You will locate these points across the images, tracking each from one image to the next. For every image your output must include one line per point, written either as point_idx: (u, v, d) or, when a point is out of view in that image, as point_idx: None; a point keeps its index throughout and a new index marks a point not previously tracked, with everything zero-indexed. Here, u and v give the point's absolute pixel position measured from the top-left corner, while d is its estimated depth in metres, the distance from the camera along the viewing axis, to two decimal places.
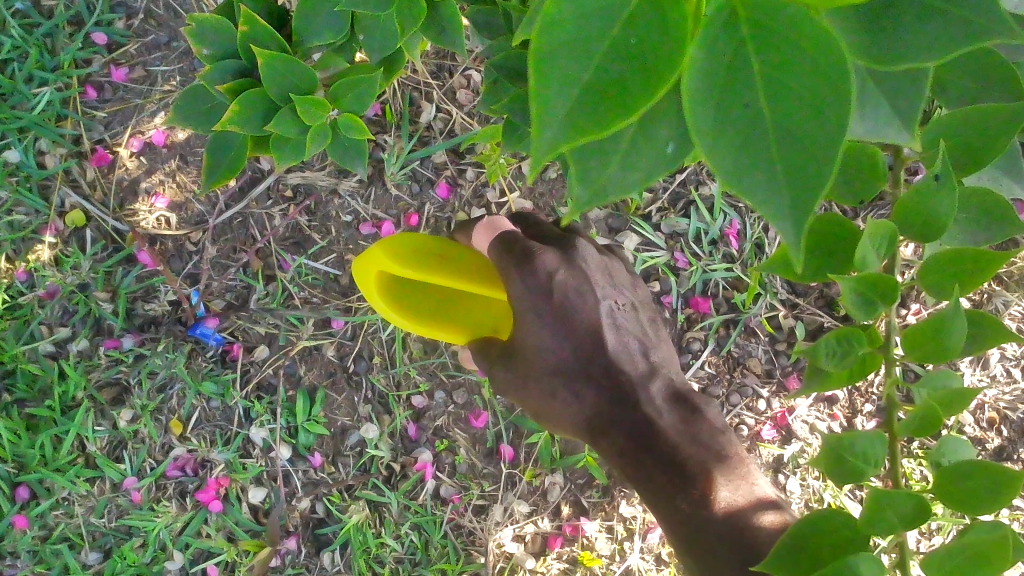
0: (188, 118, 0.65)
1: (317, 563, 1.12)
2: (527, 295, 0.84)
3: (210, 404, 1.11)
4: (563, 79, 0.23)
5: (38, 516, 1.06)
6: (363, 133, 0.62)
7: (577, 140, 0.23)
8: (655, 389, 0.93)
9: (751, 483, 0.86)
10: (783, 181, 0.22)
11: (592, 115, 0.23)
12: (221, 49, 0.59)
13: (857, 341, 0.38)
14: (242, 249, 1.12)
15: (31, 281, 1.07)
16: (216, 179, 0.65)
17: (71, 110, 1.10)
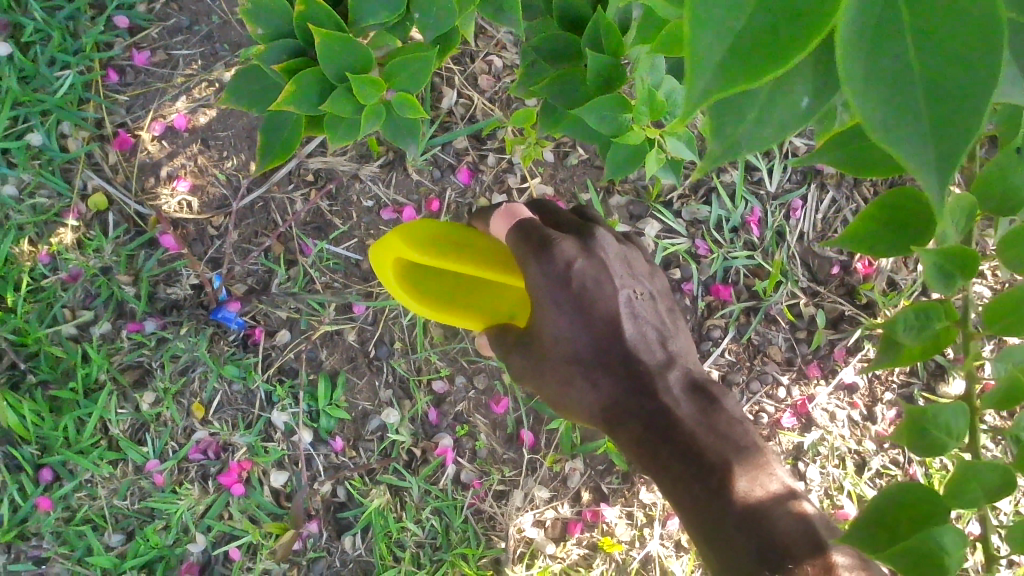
0: (240, 98, 0.64)
1: (338, 546, 1.12)
2: (545, 280, 0.79)
3: (232, 388, 1.11)
4: (711, 23, 0.20)
5: (61, 498, 1.06)
6: (417, 113, 0.61)
7: (732, 88, 0.20)
8: (672, 378, 0.89)
9: (770, 474, 0.81)
10: (930, 130, 0.19)
11: (738, 64, 0.20)
12: (276, 30, 0.58)
13: (935, 314, 0.38)
14: (264, 233, 1.12)
15: (54, 264, 1.08)
16: (269, 160, 0.64)
17: (94, 94, 1.10)
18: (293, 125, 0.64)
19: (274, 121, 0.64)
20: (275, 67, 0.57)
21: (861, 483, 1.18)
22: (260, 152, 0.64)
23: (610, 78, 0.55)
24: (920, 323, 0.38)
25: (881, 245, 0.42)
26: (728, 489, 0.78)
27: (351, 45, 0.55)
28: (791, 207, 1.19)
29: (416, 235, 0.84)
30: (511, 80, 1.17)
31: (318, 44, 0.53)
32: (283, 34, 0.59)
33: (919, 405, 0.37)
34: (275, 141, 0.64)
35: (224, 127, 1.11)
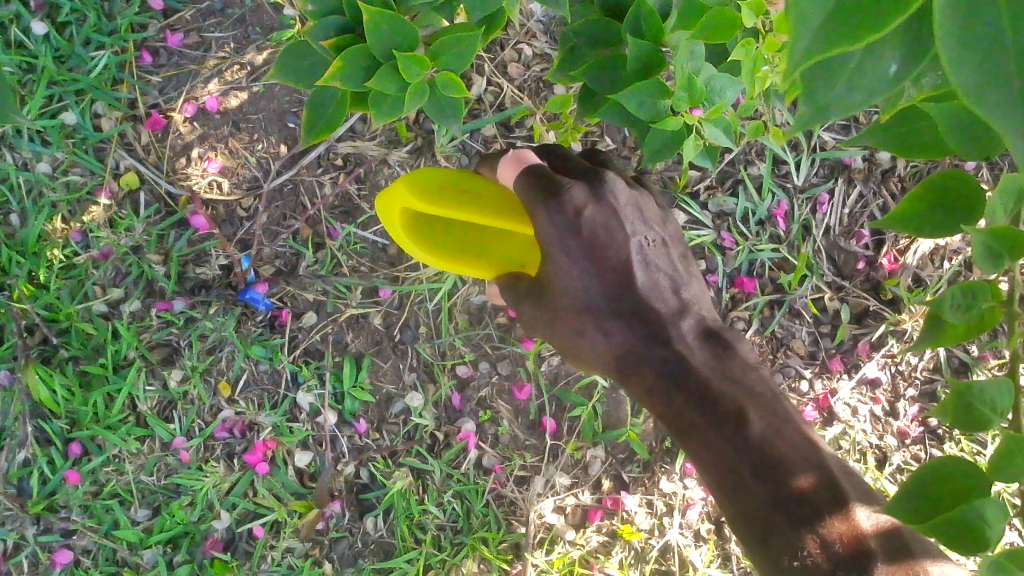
0: (287, 73, 0.63)
1: (360, 527, 1.13)
2: (554, 228, 0.81)
3: (258, 367, 1.12)
4: None
5: (89, 473, 1.08)
6: (462, 92, 0.59)
7: (833, 49, 0.21)
8: (685, 326, 0.88)
9: (786, 418, 0.81)
10: (1021, 90, 0.19)
11: (845, 25, 0.21)
12: (325, 5, 0.57)
13: (981, 294, 0.38)
14: (292, 216, 1.13)
15: (86, 243, 1.09)
16: (314, 135, 0.63)
17: (127, 74, 1.11)
18: (340, 100, 0.62)
19: (321, 95, 0.63)
20: (323, 42, 0.56)
21: (883, 478, 1.17)
22: (306, 127, 0.63)
23: (649, 63, 0.55)
24: (965, 302, 0.38)
25: (929, 225, 0.43)
26: (741, 434, 0.79)
27: (400, 23, 0.54)
28: (817, 201, 1.19)
29: (421, 183, 0.86)
30: (541, 68, 1.17)
31: (368, 21, 0.52)
32: (332, 9, 0.57)
33: (964, 380, 0.37)
34: (322, 116, 0.63)
35: (256, 110, 1.12)
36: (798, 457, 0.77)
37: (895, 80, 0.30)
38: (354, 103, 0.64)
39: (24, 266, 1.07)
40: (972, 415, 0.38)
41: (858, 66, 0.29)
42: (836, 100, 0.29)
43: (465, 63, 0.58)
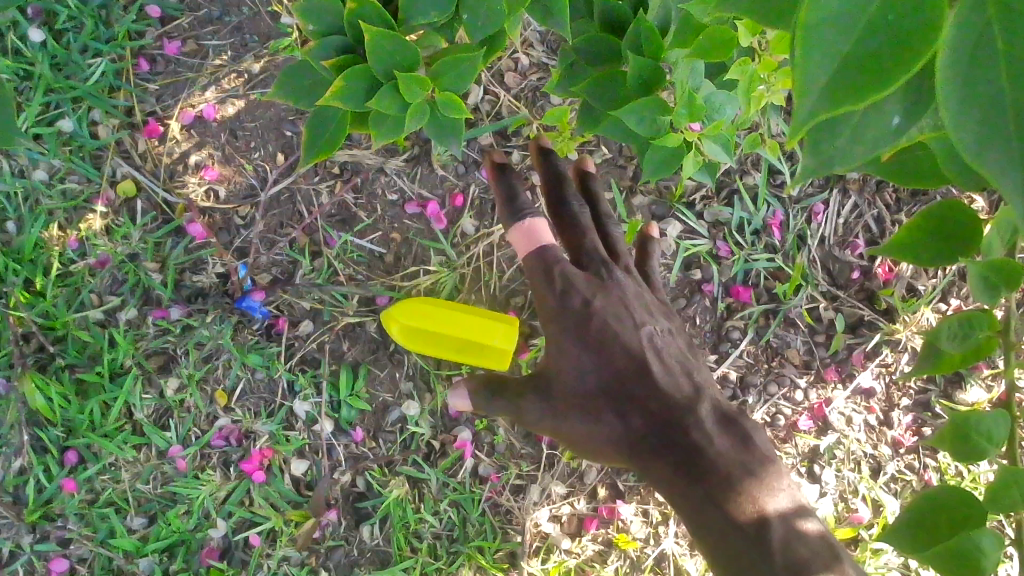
0: (288, 92, 0.62)
1: (356, 535, 1.13)
2: (563, 315, 0.96)
3: (255, 376, 1.12)
4: (827, 43, 0.22)
5: (85, 481, 1.08)
6: (462, 109, 0.59)
7: (840, 107, 0.22)
8: (702, 411, 0.95)
9: (774, 490, 0.93)
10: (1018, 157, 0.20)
11: (858, 83, 0.22)
12: (327, 26, 0.56)
13: (978, 326, 0.42)
14: (289, 224, 1.14)
15: (82, 250, 1.09)
16: (314, 154, 0.63)
17: (124, 82, 1.11)
18: (340, 120, 0.62)
19: (320, 115, 0.63)
20: (323, 63, 0.56)
21: (876, 487, 1.19)
22: (306, 146, 0.63)
23: (646, 79, 0.55)
24: (962, 332, 0.42)
25: (931, 252, 0.45)
26: (732, 500, 0.90)
27: (402, 44, 0.53)
28: (812, 211, 1.20)
29: (425, 309, 1.07)
30: (537, 78, 1.18)
31: (368, 43, 0.52)
32: (333, 29, 0.57)
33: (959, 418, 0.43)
34: (322, 135, 0.63)
35: (253, 118, 1.13)
36: (820, 563, 0.87)
37: (900, 132, 0.31)
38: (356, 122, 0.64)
39: (20, 273, 1.06)
40: (970, 446, 0.43)
41: (864, 118, 0.30)
42: (843, 150, 0.30)
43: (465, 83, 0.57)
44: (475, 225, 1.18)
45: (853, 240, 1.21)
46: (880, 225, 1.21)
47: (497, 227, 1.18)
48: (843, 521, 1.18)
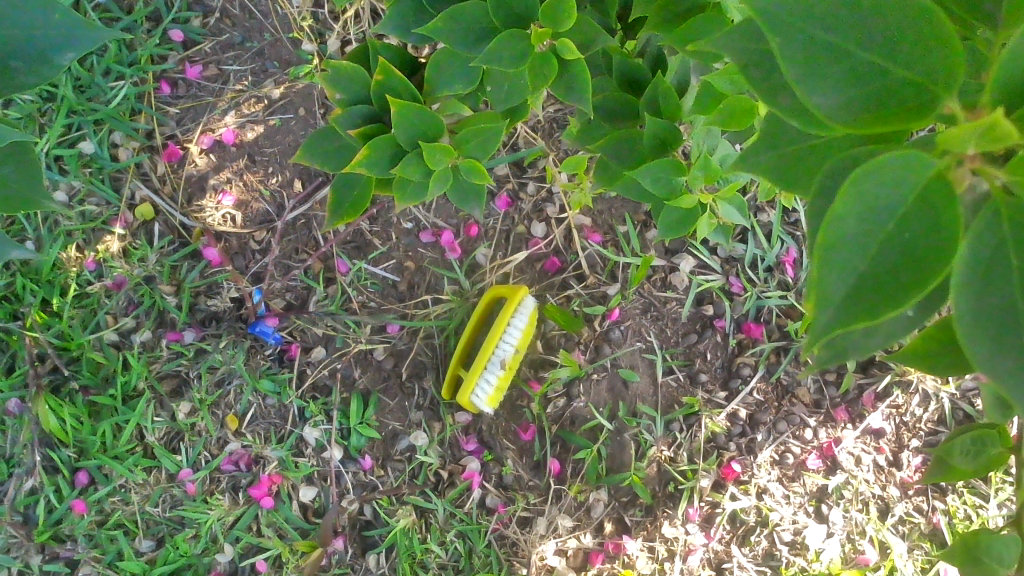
0: (315, 155, 0.62)
1: (362, 564, 1.13)
2: None
3: (266, 402, 1.13)
4: (845, 270, 0.29)
5: (95, 502, 1.08)
6: (486, 180, 0.56)
7: (853, 319, 0.29)
8: None
9: None
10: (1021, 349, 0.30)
11: (867, 306, 0.29)
12: (354, 94, 0.57)
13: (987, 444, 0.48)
14: (305, 251, 1.15)
15: (99, 272, 1.10)
16: (338, 217, 0.62)
17: (145, 105, 1.13)
18: (366, 184, 0.62)
19: (348, 177, 0.62)
20: (350, 131, 0.56)
21: (885, 529, 1.16)
22: (331, 210, 0.62)
23: (666, 140, 0.56)
24: (975, 448, 0.49)
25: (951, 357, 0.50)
26: None
27: (428, 112, 0.53)
28: None
29: None
30: (555, 108, 1.17)
31: (394, 114, 0.52)
32: (361, 98, 0.58)
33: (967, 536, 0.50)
34: (347, 198, 0.62)
35: (271, 144, 1.14)
36: None
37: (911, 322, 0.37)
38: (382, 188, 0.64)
39: (38, 293, 1.08)
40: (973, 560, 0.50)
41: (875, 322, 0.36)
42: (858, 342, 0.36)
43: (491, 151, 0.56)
44: (489, 255, 1.18)
45: None
46: None
47: (510, 257, 1.18)
48: (849, 562, 1.16)
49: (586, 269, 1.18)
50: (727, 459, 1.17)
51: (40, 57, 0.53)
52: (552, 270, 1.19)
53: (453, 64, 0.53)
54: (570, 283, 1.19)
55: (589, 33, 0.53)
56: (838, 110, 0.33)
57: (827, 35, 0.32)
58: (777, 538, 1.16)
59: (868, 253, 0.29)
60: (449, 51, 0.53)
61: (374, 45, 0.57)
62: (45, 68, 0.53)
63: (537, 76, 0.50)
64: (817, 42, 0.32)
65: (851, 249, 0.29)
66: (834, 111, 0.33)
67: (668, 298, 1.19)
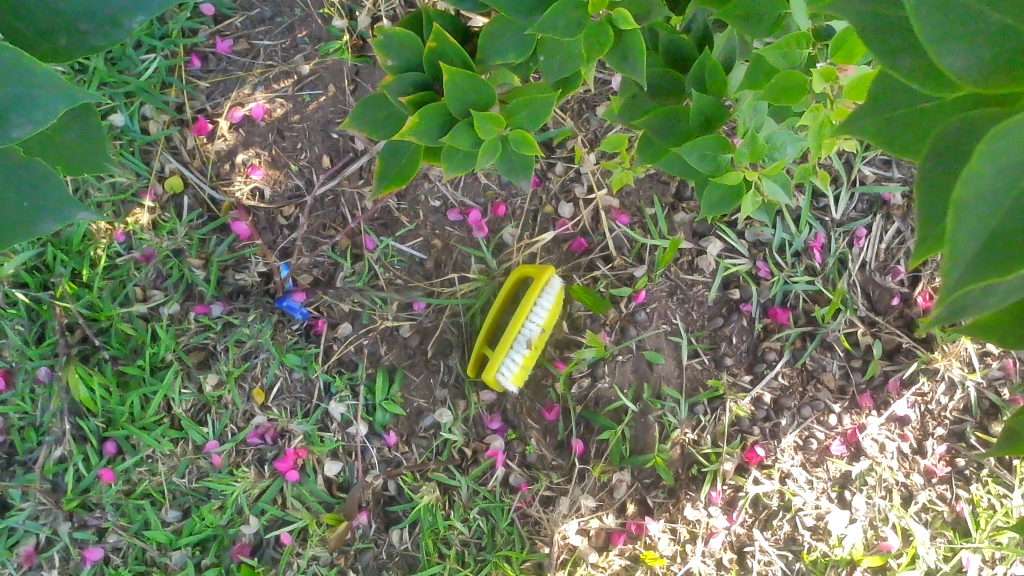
0: (363, 122, 0.62)
1: (386, 539, 1.14)
2: None
3: (292, 376, 1.13)
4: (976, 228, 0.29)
5: (123, 472, 1.09)
6: (535, 151, 0.56)
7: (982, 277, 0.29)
8: None
9: None
10: None
11: (999, 260, 0.29)
12: (406, 62, 0.57)
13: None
14: (333, 227, 1.15)
15: (129, 244, 1.11)
16: (385, 185, 0.63)
17: (176, 78, 1.13)
18: (413, 153, 0.62)
19: (396, 146, 0.62)
20: (401, 98, 0.56)
21: (908, 516, 1.16)
22: (378, 177, 0.62)
23: (710, 117, 0.56)
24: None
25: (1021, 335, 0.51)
26: None
27: (480, 81, 0.53)
28: (854, 235, 1.19)
29: None
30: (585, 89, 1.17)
31: (447, 81, 0.52)
32: (412, 65, 0.58)
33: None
34: (394, 166, 0.63)
35: (300, 119, 1.14)
36: None
37: None
38: (430, 157, 0.64)
39: (68, 264, 1.08)
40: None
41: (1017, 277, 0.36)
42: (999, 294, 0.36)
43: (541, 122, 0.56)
44: (516, 236, 1.18)
45: (894, 265, 1.20)
46: None
47: (537, 238, 1.18)
48: (871, 549, 1.16)
49: (613, 251, 1.18)
50: (751, 443, 1.18)
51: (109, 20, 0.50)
52: (578, 250, 1.19)
53: (508, 33, 0.53)
54: (596, 264, 1.19)
55: (645, 3, 0.52)
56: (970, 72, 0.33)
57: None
58: (800, 523, 1.17)
59: (1002, 213, 0.29)
60: (504, 20, 0.53)
61: (429, 13, 0.57)
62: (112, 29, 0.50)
63: (592, 46, 0.50)
64: (952, 4, 0.32)
65: (983, 207, 0.29)
66: (966, 70, 0.33)
67: (695, 282, 1.19)
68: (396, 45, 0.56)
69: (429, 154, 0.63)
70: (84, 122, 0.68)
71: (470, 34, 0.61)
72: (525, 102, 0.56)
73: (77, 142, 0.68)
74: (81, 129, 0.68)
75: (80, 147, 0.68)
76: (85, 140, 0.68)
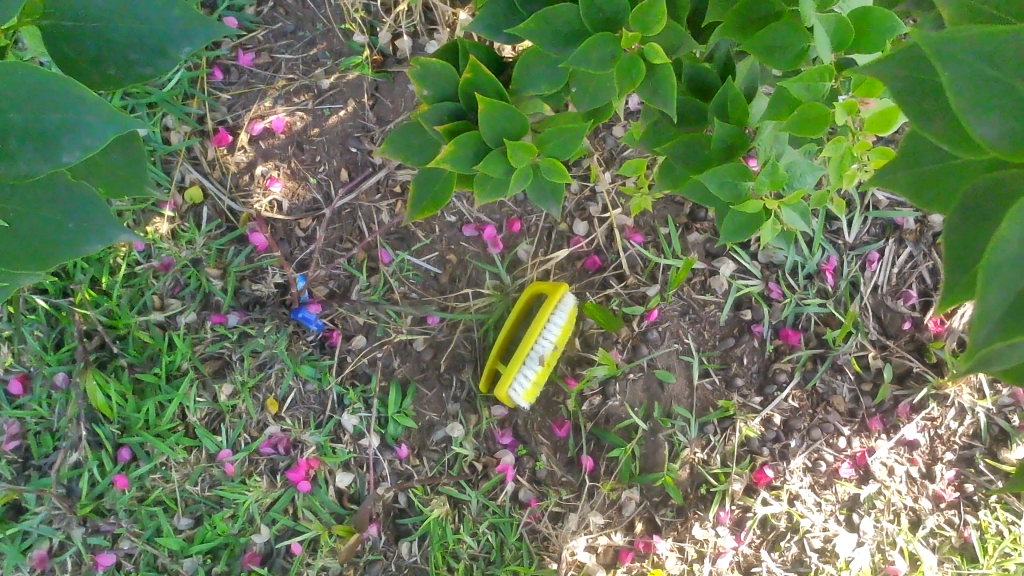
0: (399, 149, 0.63)
1: (395, 551, 1.15)
2: None
3: (306, 386, 1.14)
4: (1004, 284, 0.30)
5: (137, 478, 1.10)
6: (565, 180, 0.57)
7: (1012, 335, 0.31)
8: None
9: None
10: None
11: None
12: (441, 91, 0.59)
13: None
14: (349, 240, 1.17)
15: (148, 253, 1.12)
16: (419, 211, 0.64)
17: (198, 90, 1.15)
18: (446, 180, 0.63)
19: (429, 172, 0.64)
20: (436, 127, 0.58)
21: (915, 540, 1.17)
22: (412, 202, 0.64)
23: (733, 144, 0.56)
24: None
25: None
26: None
27: (513, 111, 0.54)
28: (867, 259, 1.20)
29: None
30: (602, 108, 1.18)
31: (480, 111, 0.53)
32: (448, 95, 0.59)
33: None
34: (429, 192, 0.64)
35: (319, 132, 1.15)
36: None
37: None
38: (462, 183, 0.65)
39: (87, 271, 1.09)
40: None
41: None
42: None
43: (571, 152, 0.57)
44: (531, 252, 1.19)
45: (906, 290, 1.21)
46: (935, 278, 1.21)
47: (552, 255, 1.18)
48: (878, 572, 1.16)
49: (626, 269, 1.19)
50: (760, 464, 1.18)
51: (157, 49, 0.56)
52: (592, 269, 1.20)
53: (541, 65, 0.55)
54: (609, 283, 1.20)
55: (675, 38, 0.53)
56: (1005, 139, 0.36)
57: (992, 71, 0.34)
58: (807, 545, 1.17)
59: None
60: (538, 52, 0.55)
61: (465, 43, 0.58)
62: (160, 60, 0.57)
63: (624, 80, 0.51)
64: (986, 78, 0.34)
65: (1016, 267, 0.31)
66: (997, 139, 0.35)
67: (707, 301, 1.19)
68: (432, 75, 0.57)
69: (462, 180, 0.64)
70: (125, 146, 0.73)
71: (505, 64, 0.62)
72: (556, 131, 0.57)
73: (119, 164, 0.73)
74: (123, 153, 0.72)
75: (122, 168, 0.73)
76: (126, 163, 0.73)
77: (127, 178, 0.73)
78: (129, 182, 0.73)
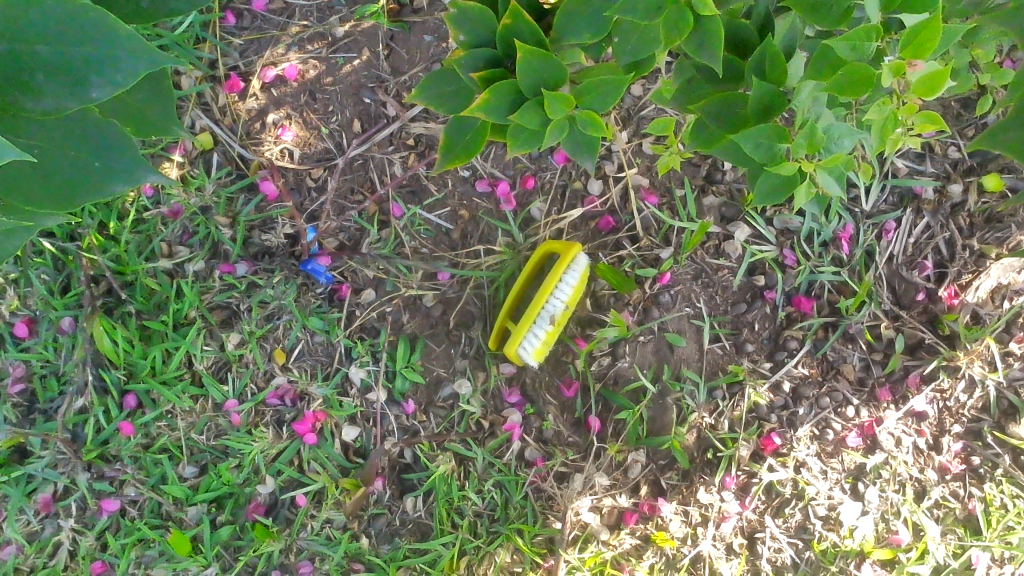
0: (430, 96, 0.62)
1: (399, 505, 1.15)
2: None
3: (313, 338, 1.13)
4: None
5: (142, 425, 1.09)
6: (601, 133, 0.56)
7: None
8: None
9: None
10: None
11: None
12: (477, 37, 0.57)
13: None
14: (360, 192, 1.15)
15: (156, 198, 1.10)
16: (449, 161, 0.63)
17: (210, 34, 1.12)
18: (479, 130, 0.62)
19: (460, 121, 0.62)
20: (470, 74, 0.56)
21: (919, 511, 1.16)
22: (442, 153, 0.62)
23: (771, 105, 0.55)
24: None
25: None
26: None
27: (554, 60, 0.52)
28: (884, 228, 1.18)
29: None
30: None
31: (520, 59, 0.52)
32: (484, 42, 0.57)
33: None
34: (459, 143, 0.63)
35: (332, 81, 1.13)
36: None
37: None
38: (495, 135, 0.63)
39: (95, 216, 1.08)
40: None
41: None
42: None
43: (609, 104, 0.55)
44: (544, 210, 1.17)
45: (922, 260, 1.19)
46: (952, 249, 1.18)
47: (565, 214, 1.17)
48: (882, 541, 1.16)
49: (639, 231, 1.17)
50: (767, 431, 1.18)
51: None
52: (605, 229, 1.18)
53: (581, 13, 0.53)
54: (623, 244, 1.18)
55: None
56: None
57: None
58: (812, 512, 1.17)
59: None
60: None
61: None
62: None
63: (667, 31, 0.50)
64: None
65: None
66: None
67: (720, 266, 1.18)
68: (468, 20, 0.56)
69: (495, 132, 0.63)
70: (153, 86, 0.71)
71: (544, 11, 0.60)
72: (594, 83, 0.55)
73: (147, 104, 0.71)
74: (153, 92, 0.71)
75: (150, 109, 0.71)
76: (158, 101, 0.72)
77: (155, 120, 0.72)
78: (158, 124, 0.72)
